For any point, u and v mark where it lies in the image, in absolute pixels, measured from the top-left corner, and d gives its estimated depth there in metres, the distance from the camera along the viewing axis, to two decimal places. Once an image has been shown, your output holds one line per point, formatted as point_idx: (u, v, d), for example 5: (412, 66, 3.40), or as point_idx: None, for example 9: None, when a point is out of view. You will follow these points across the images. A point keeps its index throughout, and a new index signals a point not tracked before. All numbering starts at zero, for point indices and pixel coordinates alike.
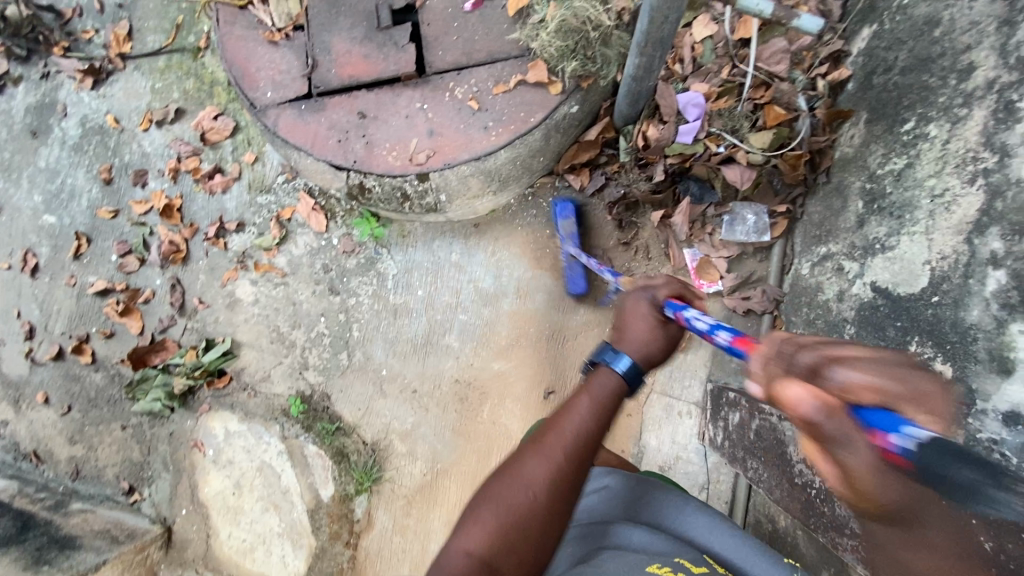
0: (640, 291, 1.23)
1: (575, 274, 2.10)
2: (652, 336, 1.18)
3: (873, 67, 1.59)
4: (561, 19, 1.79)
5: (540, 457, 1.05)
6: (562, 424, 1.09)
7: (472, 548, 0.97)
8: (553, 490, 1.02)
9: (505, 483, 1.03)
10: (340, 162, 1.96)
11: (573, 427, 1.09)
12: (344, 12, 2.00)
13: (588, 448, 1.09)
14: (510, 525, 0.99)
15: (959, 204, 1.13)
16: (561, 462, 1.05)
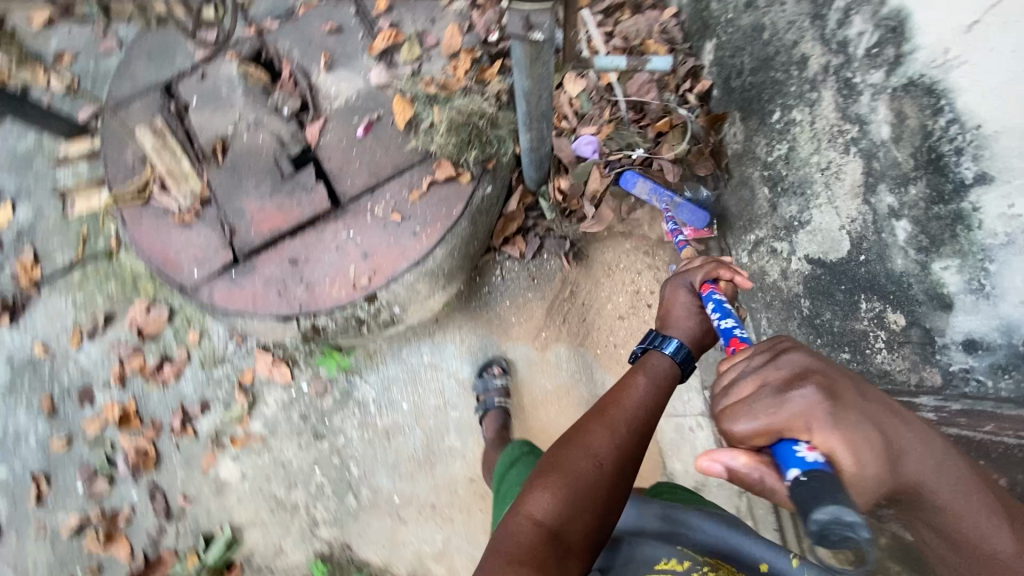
0: (678, 279, 1.29)
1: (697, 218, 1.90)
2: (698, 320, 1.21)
3: (727, 73, 1.77)
4: (449, 119, 1.97)
5: (605, 430, 1.02)
6: (625, 399, 1.07)
7: (538, 515, 0.92)
8: (622, 464, 0.98)
9: (572, 453, 0.98)
10: (286, 312, 1.97)
11: (637, 402, 1.06)
12: (246, 174, 2.06)
13: (649, 430, 1.06)
14: (579, 493, 0.94)
15: (846, 171, 1.24)
16: (628, 437, 1.02)
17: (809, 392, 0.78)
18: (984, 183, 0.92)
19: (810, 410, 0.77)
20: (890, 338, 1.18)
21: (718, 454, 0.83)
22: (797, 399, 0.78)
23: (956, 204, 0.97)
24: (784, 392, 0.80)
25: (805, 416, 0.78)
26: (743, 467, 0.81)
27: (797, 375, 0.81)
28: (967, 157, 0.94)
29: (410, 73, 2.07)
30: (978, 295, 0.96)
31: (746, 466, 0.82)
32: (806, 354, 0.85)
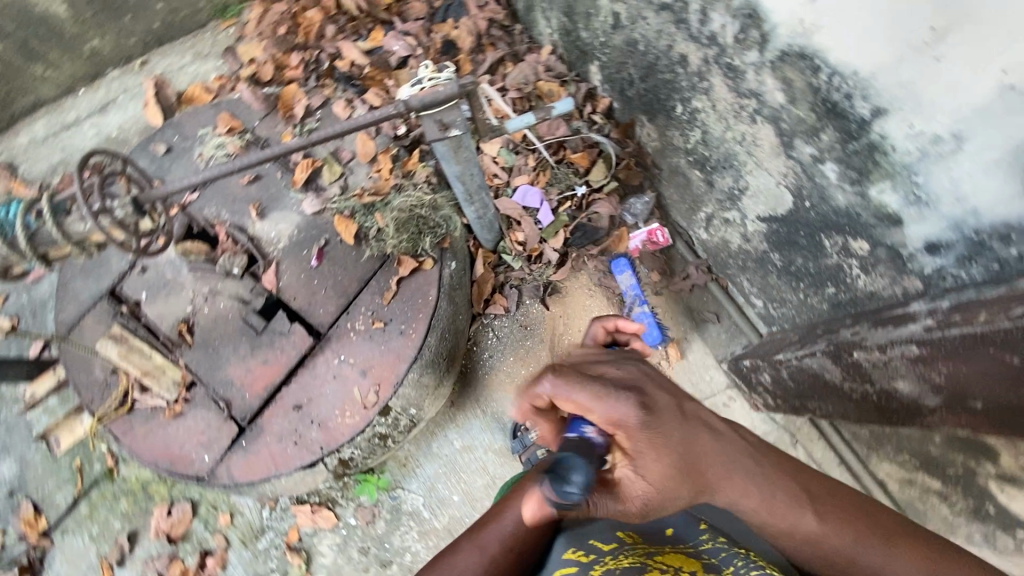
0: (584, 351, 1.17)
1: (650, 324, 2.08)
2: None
3: (620, 86, 1.92)
4: (395, 219, 2.04)
5: (475, 550, 1.08)
6: (508, 512, 1.09)
7: None
8: None
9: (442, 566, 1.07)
10: (310, 458, 1.94)
11: (517, 520, 1.08)
12: (222, 343, 2.06)
13: (528, 542, 1.07)
14: None
15: (761, 137, 1.36)
16: (498, 558, 1.06)
17: (631, 407, 0.85)
18: (881, 116, 1.01)
19: (620, 415, 0.85)
20: (863, 262, 1.28)
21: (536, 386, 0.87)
22: (621, 402, 0.84)
23: (866, 138, 1.07)
24: (618, 391, 0.86)
25: (615, 419, 0.84)
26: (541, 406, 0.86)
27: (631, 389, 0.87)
28: (858, 98, 1.04)
29: (340, 191, 2.15)
30: (919, 205, 1.05)
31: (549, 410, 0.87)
32: (637, 373, 0.93)
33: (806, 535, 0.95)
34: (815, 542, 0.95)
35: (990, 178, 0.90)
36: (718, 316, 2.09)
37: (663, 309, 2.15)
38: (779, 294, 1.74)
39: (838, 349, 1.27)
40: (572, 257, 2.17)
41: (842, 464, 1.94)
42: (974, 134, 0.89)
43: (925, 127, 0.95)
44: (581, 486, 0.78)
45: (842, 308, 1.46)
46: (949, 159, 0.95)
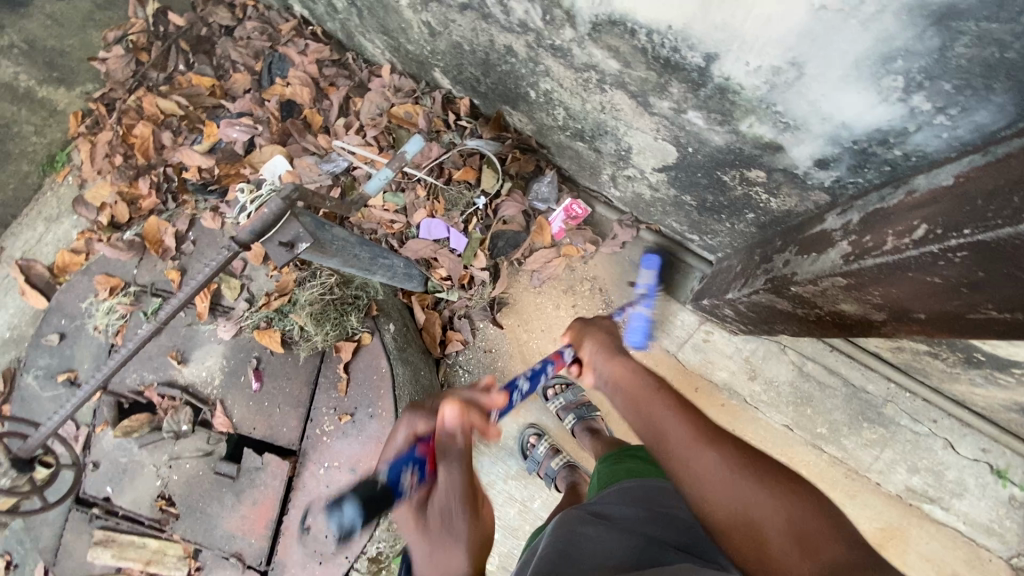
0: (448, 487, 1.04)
1: (638, 324, 1.88)
2: (434, 556, 0.99)
3: (469, 85, 1.77)
4: (310, 312, 1.91)
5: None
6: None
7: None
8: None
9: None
10: (341, 570, 1.89)
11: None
12: (205, 502, 1.96)
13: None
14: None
15: (618, 102, 1.24)
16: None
17: (453, 414, 1.10)
18: (715, 60, 0.91)
19: (455, 421, 1.10)
20: (766, 188, 1.21)
21: (447, 418, 1.10)
22: (453, 419, 1.10)
23: (712, 82, 0.96)
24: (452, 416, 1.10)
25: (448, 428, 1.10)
26: (454, 425, 1.10)
27: (445, 414, 1.10)
28: (684, 49, 0.93)
29: (248, 304, 2.02)
30: (791, 130, 0.96)
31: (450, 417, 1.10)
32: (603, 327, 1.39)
33: (720, 469, 0.98)
34: (728, 476, 0.97)
35: (847, 93, 0.81)
36: (663, 260, 2.05)
37: (610, 274, 2.08)
38: (708, 227, 1.66)
39: (777, 285, 1.21)
40: (502, 266, 2.07)
41: (835, 349, 1.94)
42: (810, 57, 0.80)
43: (760, 62, 0.85)
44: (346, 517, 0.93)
45: (768, 229, 1.39)
46: (799, 86, 0.85)
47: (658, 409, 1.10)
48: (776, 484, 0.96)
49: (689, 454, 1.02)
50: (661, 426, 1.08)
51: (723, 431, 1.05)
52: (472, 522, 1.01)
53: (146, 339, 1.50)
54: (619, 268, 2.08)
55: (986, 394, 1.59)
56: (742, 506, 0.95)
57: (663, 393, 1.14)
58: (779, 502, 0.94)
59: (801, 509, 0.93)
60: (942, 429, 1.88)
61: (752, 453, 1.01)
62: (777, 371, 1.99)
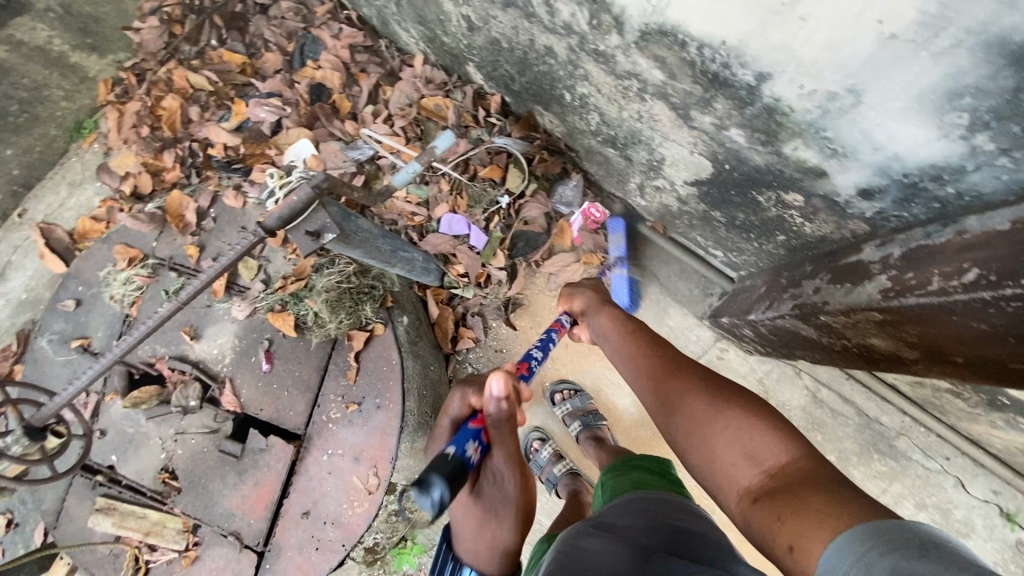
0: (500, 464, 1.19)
1: (621, 286, 1.99)
2: (488, 524, 1.22)
3: (503, 83, 1.75)
4: (326, 299, 1.92)
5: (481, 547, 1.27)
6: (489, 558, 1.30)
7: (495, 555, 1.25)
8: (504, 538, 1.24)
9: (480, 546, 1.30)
10: (337, 557, 1.90)
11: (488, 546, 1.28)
12: (208, 479, 1.98)
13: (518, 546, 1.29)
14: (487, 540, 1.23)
15: (657, 112, 1.22)
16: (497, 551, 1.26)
17: (498, 384, 1.12)
18: (767, 80, 0.89)
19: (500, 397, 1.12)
20: (801, 212, 1.18)
21: (488, 396, 1.13)
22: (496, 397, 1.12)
23: (760, 102, 0.94)
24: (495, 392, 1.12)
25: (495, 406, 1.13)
26: (501, 396, 1.12)
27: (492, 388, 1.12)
28: (736, 66, 0.91)
29: (264, 285, 2.02)
30: (838, 157, 0.93)
31: (497, 388, 1.12)
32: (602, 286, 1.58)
33: (676, 397, 1.10)
34: (681, 400, 1.09)
35: (904, 125, 0.80)
36: (683, 273, 2.02)
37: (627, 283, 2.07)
38: (735, 245, 1.63)
39: (805, 313, 1.18)
40: (521, 269, 2.05)
41: (850, 377, 1.91)
42: (871, 86, 0.79)
43: (816, 86, 0.84)
44: (437, 504, 0.92)
45: (798, 253, 1.37)
46: (854, 113, 0.84)
47: (630, 357, 1.26)
48: (726, 401, 1.04)
49: (653, 385, 1.17)
50: (634, 370, 1.24)
51: (687, 365, 1.16)
52: (520, 480, 1.22)
53: (161, 323, 1.53)
54: (638, 277, 2.06)
55: (1005, 436, 1.56)
56: (692, 423, 1.05)
57: (637, 342, 1.28)
58: (724, 416, 1.01)
59: (746, 419, 0.99)
60: (955, 467, 1.84)
61: (712, 379, 1.10)
62: (790, 395, 1.96)
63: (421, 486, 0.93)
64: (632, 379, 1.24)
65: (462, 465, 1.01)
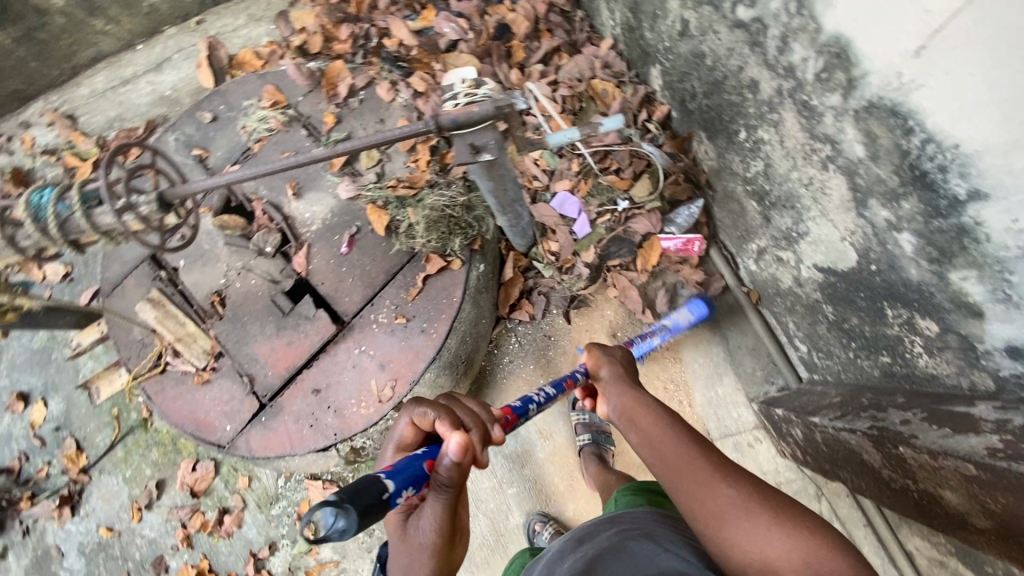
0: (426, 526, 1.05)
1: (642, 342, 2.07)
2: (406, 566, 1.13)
3: (680, 97, 1.74)
4: (426, 216, 1.98)
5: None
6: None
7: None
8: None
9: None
10: (324, 442, 1.98)
11: None
12: (249, 320, 2.10)
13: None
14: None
15: (832, 187, 1.20)
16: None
17: (455, 440, 0.99)
18: (980, 200, 0.88)
19: (456, 452, 0.99)
20: (927, 342, 1.14)
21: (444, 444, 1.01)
22: (450, 449, 0.99)
23: (955, 219, 0.93)
24: (453, 448, 0.99)
25: (447, 458, 1.00)
26: (454, 454, 0.99)
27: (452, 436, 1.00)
28: (953, 173, 0.90)
29: (375, 178, 2.10)
30: (1007, 304, 0.92)
31: (457, 445, 0.99)
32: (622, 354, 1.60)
33: (723, 495, 1.08)
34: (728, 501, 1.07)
35: None
36: (754, 350, 1.98)
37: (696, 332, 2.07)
38: (826, 345, 1.60)
39: (882, 437, 1.15)
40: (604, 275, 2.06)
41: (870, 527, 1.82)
42: None
43: None
44: (336, 530, 0.79)
45: (894, 380, 1.33)
46: None
47: (665, 442, 1.23)
48: (781, 511, 1.04)
49: (692, 475, 1.13)
50: (666, 457, 1.21)
51: (730, 463, 1.15)
52: (439, 558, 1.09)
53: (309, 161, 1.53)
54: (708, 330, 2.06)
55: None
56: (746, 533, 1.02)
57: (671, 426, 1.27)
58: (783, 532, 1.00)
59: (809, 538, 0.98)
60: None
61: (762, 488, 1.09)
62: None
63: (335, 506, 0.81)
64: (660, 463, 1.21)
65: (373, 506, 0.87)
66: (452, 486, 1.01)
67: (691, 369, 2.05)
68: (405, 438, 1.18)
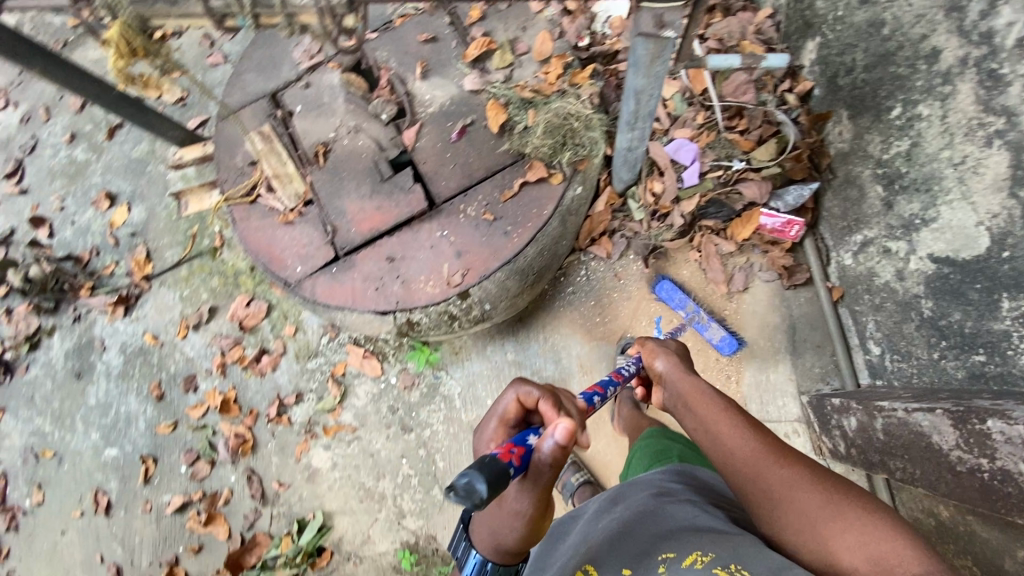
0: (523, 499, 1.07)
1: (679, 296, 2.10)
2: (493, 525, 1.16)
3: (833, 72, 1.78)
4: (546, 121, 2.04)
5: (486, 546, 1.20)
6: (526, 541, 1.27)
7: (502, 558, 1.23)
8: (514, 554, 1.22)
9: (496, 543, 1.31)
10: (384, 307, 2.06)
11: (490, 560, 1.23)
12: (347, 177, 2.17)
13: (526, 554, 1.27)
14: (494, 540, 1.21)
15: (988, 164, 1.31)
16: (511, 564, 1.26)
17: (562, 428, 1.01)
18: None
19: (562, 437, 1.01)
20: None
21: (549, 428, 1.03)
22: (556, 433, 1.01)
23: None
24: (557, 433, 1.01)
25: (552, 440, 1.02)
26: (561, 439, 1.00)
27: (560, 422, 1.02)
28: None
29: (503, 79, 2.14)
30: None
31: (563, 432, 1.01)
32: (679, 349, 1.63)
33: (779, 482, 1.13)
34: (784, 488, 1.11)
35: None
36: (819, 347, 1.98)
37: (764, 316, 2.05)
38: (907, 346, 1.61)
39: (968, 413, 1.23)
40: (694, 232, 2.09)
41: None
42: None
43: None
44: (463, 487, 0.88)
45: (978, 381, 1.38)
46: None
47: (723, 430, 1.27)
48: (835, 496, 1.07)
49: (749, 462, 1.18)
50: (724, 445, 1.25)
51: (786, 449, 1.19)
52: (530, 525, 1.12)
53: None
54: (779, 316, 2.04)
55: None
56: (800, 516, 1.08)
57: (728, 413, 1.30)
58: (835, 513, 1.04)
59: (864, 520, 1.02)
60: None
61: (820, 475, 1.12)
62: None
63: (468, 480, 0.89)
64: (719, 452, 1.25)
65: (501, 473, 0.94)
66: (554, 467, 1.03)
67: (748, 350, 2.05)
68: (505, 410, 1.23)
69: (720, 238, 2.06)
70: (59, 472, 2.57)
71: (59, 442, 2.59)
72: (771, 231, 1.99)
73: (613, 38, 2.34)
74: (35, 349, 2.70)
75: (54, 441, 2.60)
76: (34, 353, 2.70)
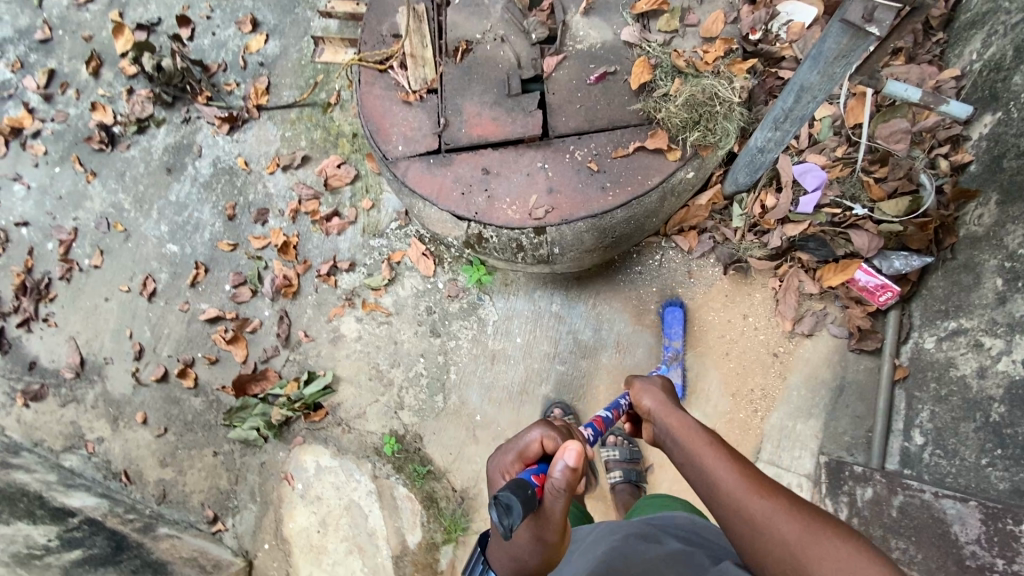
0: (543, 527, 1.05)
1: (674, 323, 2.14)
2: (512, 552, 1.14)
3: (1001, 151, 1.72)
4: (690, 94, 1.99)
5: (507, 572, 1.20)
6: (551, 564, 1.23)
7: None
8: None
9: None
10: (462, 212, 2.08)
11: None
12: (476, 80, 2.17)
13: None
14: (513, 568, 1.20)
15: None
16: None
17: (571, 452, 0.98)
18: None
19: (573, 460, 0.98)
20: None
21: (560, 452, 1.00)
22: (566, 457, 0.99)
23: None
24: (566, 459, 0.99)
25: (562, 464, 0.99)
26: (572, 464, 0.98)
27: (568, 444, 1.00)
28: None
29: (661, 42, 2.10)
30: None
31: (574, 456, 0.98)
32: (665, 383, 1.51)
33: (756, 513, 1.06)
34: (762, 520, 1.04)
35: None
36: (858, 417, 1.93)
37: (815, 368, 2.01)
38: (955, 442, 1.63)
39: None
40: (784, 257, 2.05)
41: None
42: None
43: None
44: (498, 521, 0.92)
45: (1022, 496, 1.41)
46: None
47: (704, 461, 1.18)
48: (812, 522, 1.02)
49: (727, 494, 1.11)
50: (707, 479, 1.16)
51: (766, 480, 1.11)
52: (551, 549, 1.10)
53: None
54: (830, 373, 2.00)
55: None
56: (775, 545, 1.01)
57: (711, 444, 1.21)
58: (815, 542, 0.98)
59: (840, 546, 0.96)
60: None
61: (799, 505, 1.05)
62: None
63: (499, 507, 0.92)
64: (700, 483, 1.17)
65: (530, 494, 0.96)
66: (569, 491, 1.00)
67: (786, 392, 2.02)
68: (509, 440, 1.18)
69: (806, 276, 2.02)
70: (122, 247, 2.76)
71: (131, 222, 2.78)
72: (860, 289, 1.93)
73: (785, 43, 2.27)
74: (139, 133, 2.87)
75: (127, 219, 2.79)
76: (137, 136, 2.87)
